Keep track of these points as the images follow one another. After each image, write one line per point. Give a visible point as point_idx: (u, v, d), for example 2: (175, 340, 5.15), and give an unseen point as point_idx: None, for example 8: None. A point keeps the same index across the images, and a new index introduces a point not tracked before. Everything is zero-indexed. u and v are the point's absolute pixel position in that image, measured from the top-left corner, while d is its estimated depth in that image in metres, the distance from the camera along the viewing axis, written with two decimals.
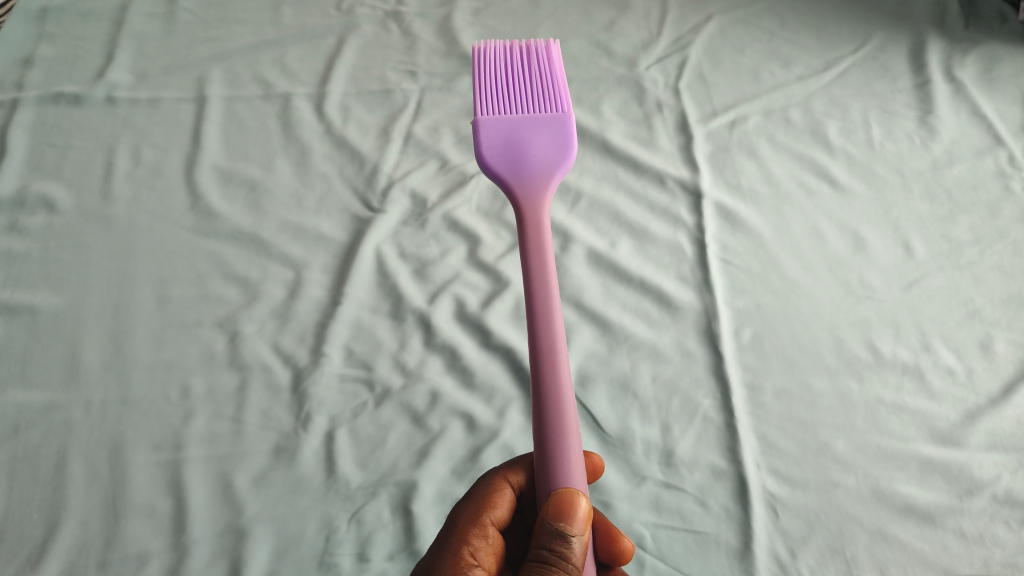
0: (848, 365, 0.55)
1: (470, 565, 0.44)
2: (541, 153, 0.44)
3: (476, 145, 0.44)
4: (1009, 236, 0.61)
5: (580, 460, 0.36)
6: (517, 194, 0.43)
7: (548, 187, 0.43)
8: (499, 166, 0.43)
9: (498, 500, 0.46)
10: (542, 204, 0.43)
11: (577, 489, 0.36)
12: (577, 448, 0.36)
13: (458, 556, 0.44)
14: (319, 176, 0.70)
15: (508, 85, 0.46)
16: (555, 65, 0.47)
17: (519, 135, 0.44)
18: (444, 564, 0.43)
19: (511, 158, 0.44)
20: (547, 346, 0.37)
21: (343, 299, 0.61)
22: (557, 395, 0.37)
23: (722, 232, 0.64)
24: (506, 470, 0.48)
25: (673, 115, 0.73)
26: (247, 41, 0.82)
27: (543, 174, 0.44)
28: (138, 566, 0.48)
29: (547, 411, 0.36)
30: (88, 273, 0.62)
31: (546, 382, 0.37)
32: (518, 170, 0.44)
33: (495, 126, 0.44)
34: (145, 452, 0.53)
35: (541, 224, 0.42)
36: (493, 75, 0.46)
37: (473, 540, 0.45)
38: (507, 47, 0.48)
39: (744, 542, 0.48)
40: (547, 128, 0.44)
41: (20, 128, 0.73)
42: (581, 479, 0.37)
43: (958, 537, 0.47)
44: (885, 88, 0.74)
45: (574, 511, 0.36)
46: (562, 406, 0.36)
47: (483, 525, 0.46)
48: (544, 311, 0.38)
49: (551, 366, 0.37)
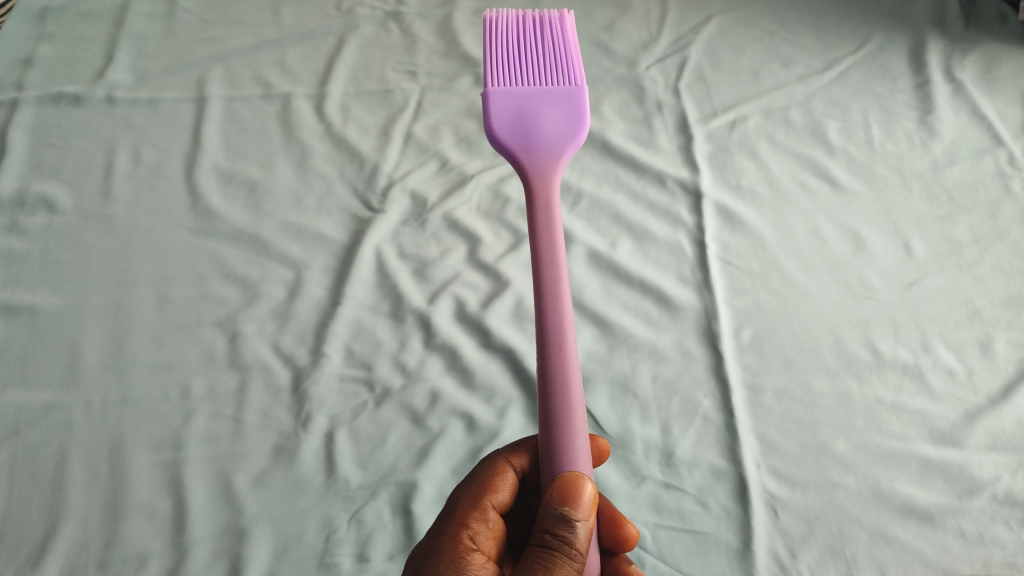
0: (848, 364, 0.55)
1: (469, 548, 0.43)
2: (553, 128, 0.44)
3: (485, 117, 0.44)
4: (1009, 236, 0.61)
5: (585, 444, 0.37)
6: (527, 170, 0.43)
7: (558, 164, 0.44)
8: (510, 142, 0.44)
9: (500, 484, 0.46)
10: (551, 179, 0.43)
11: (583, 473, 0.36)
12: (584, 432, 0.36)
13: (458, 539, 0.44)
14: (319, 176, 0.70)
15: (521, 59, 0.46)
16: (569, 38, 0.47)
17: (531, 110, 0.44)
18: (444, 548, 0.43)
19: (522, 132, 0.44)
20: (556, 328, 0.37)
21: (343, 300, 0.61)
22: (564, 377, 0.37)
23: (722, 232, 0.64)
24: (509, 453, 0.48)
25: (673, 115, 0.73)
26: (248, 41, 0.82)
27: (554, 151, 0.44)
28: (138, 566, 0.48)
29: (553, 390, 0.36)
30: (88, 273, 0.62)
31: (552, 360, 0.37)
32: (528, 145, 0.44)
33: (506, 99, 0.44)
34: (146, 451, 0.53)
35: (551, 203, 0.42)
36: (504, 46, 0.46)
37: (473, 524, 0.45)
38: (520, 19, 0.48)
39: (744, 542, 0.48)
40: (559, 103, 0.44)
41: (19, 128, 0.73)
42: (587, 463, 0.37)
43: (958, 537, 0.47)
44: (885, 87, 0.74)
45: (579, 495, 0.36)
46: (568, 386, 0.37)
47: (484, 508, 0.46)
48: (552, 288, 0.38)
49: (558, 347, 0.37)
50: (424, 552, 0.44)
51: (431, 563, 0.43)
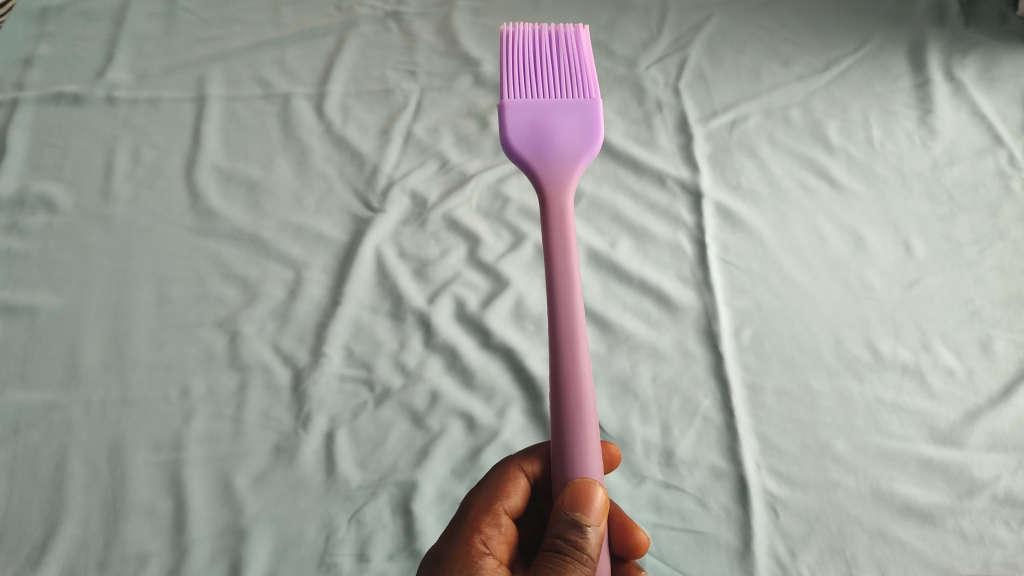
0: (849, 365, 0.55)
1: (481, 552, 0.43)
2: (566, 139, 0.44)
3: (501, 127, 0.44)
4: (1010, 236, 0.61)
5: (598, 450, 0.37)
6: (541, 179, 0.43)
7: (572, 173, 0.44)
8: (524, 151, 0.44)
9: (512, 489, 0.46)
10: (565, 189, 0.43)
11: (595, 480, 0.36)
12: (595, 439, 0.36)
13: (469, 544, 0.44)
14: (319, 176, 0.70)
15: (536, 68, 0.46)
16: (584, 48, 0.47)
17: (545, 119, 0.44)
18: (455, 552, 0.43)
19: (536, 142, 0.44)
20: (569, 336, 0.37)
21: (343, 299, 0.61)
22: (576, 385, 0.37)
23: (723, 232, 0.64)
24: (521, 459, 0.48)
25: (673, 115, 0.73)
26: (247, 41, 0.82)
27: (568, 158, 0.44)
28: (138, 566, 0.48)
29: (565, 397, 0.36)
30: (88, 273, 0.62)
31: (564, 368, 0.37)
32: (543, 155, 0.44)
33: (521, 109, 0.44)
34: (146, 452, 0.53)
35: (565, 210, 0.42)
36: (520, 55, 0.46)
37: (486, 528, 0.45)
38: (535, 30, 0.48)
39: (744, 542, 0.48)
40: (574, 114, 0.45)
41: (19, 128, 0.73)
42: (599, 469, 0.37)
43: (958, 537, 0.47)
44: (885, 87, 0.74)
45: (590, 502, 0.36)
46: (580, 393, 0.36)
47: (496, 513, 0.46)
48: (565, 296, 0.38)
49: (570, 356, 0.37)
50: (436, 557, 0.44)
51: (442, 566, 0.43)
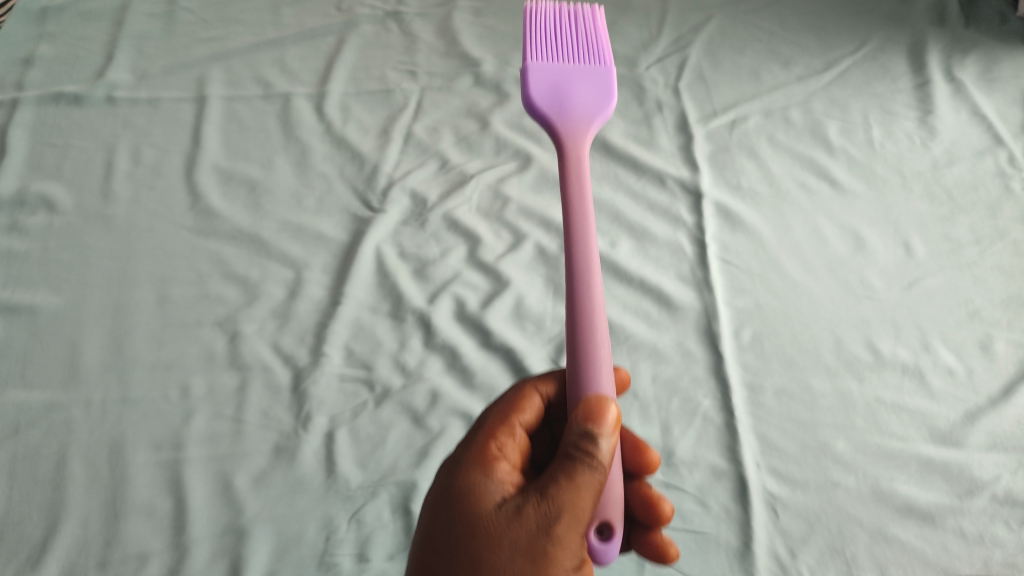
0: (849, 365, 0.55)
1: (497, 455, 0.42)
2: (584, 96, 0.46)
3: (523, 83, 0.45)
4: (1010, 236, 0.61)
5: (610, 371, 0.39)
6: (559, 131, 0.45)
7: (589, 129, 0.45)
8: (544, 105, 0.45)
9: (526, 406, 0.46)
10: (583, 140, 0.44)
11: (608, 397, 0.38)
12: (609, 363, 0.39)
13: (485, 448, 0.43)
14: (319, 176, 0.70)
15: (556, 36, 0.48)
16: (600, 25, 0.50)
17: (565, 78, 0.46)
18: (471, 453, 0.42)
19: (556, 98, 0.45)
20: (587, 270, 0.40)
21: (343, 299, 0.61)
22: (592, 316, 0.39)
23: (723, 232, 0.64)
24: (536, 380, 0.48)
25: (673, 115, 0.73)
26: (248, 41, 0.82)
27: (585, 116, 0.45)
28: (138, 566, 0.48)
29: (581, 325, 0.38)
30: (88, 273, 0.62)
31: (583, 297, 0.39)
32: (562, 110, 0.45)
33: (542, 68, 0.46)
34: (146, 452, 0.53)
35: (582, 157, 0.43)
36: (542, 25, 0.48)
37: (500, 436, 0.44)
38: (556, 9, 0.50)
39: (744, 542, 0.48)
40: (592, 76, 0.46)
41: (19, 128, 0.73)
42: (611, 389, 0.39)
43: (958, 537, 0.47)
44: (885, 87, 0.74)
45: (604, 417, 0.38)
46: (595, 323, 0.39)
47: (511, 424, 0.45)
48: (583, 229, 0.40)
49: (588, 288, 0.39)
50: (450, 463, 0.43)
51: (459, 466, 0.42)
